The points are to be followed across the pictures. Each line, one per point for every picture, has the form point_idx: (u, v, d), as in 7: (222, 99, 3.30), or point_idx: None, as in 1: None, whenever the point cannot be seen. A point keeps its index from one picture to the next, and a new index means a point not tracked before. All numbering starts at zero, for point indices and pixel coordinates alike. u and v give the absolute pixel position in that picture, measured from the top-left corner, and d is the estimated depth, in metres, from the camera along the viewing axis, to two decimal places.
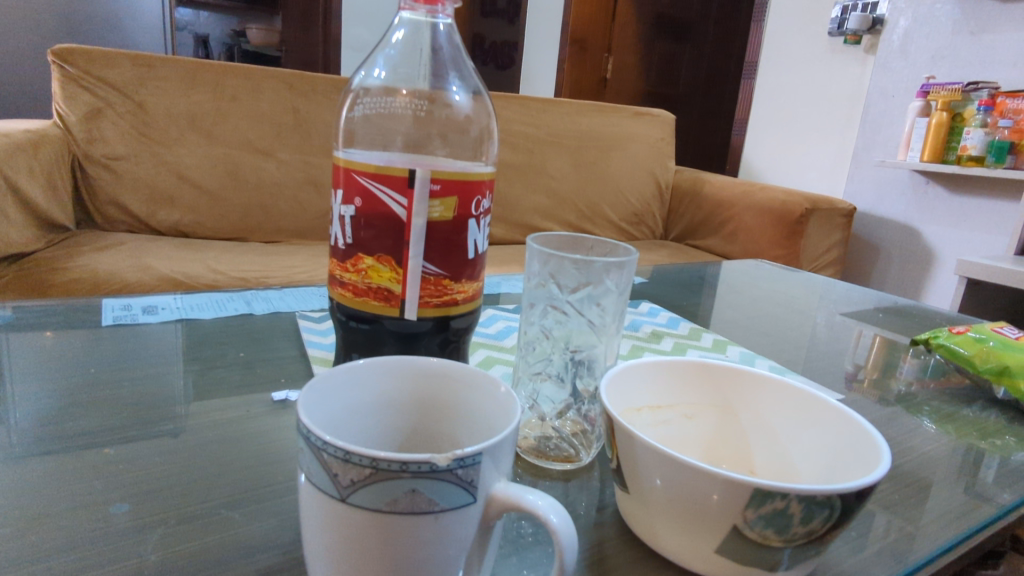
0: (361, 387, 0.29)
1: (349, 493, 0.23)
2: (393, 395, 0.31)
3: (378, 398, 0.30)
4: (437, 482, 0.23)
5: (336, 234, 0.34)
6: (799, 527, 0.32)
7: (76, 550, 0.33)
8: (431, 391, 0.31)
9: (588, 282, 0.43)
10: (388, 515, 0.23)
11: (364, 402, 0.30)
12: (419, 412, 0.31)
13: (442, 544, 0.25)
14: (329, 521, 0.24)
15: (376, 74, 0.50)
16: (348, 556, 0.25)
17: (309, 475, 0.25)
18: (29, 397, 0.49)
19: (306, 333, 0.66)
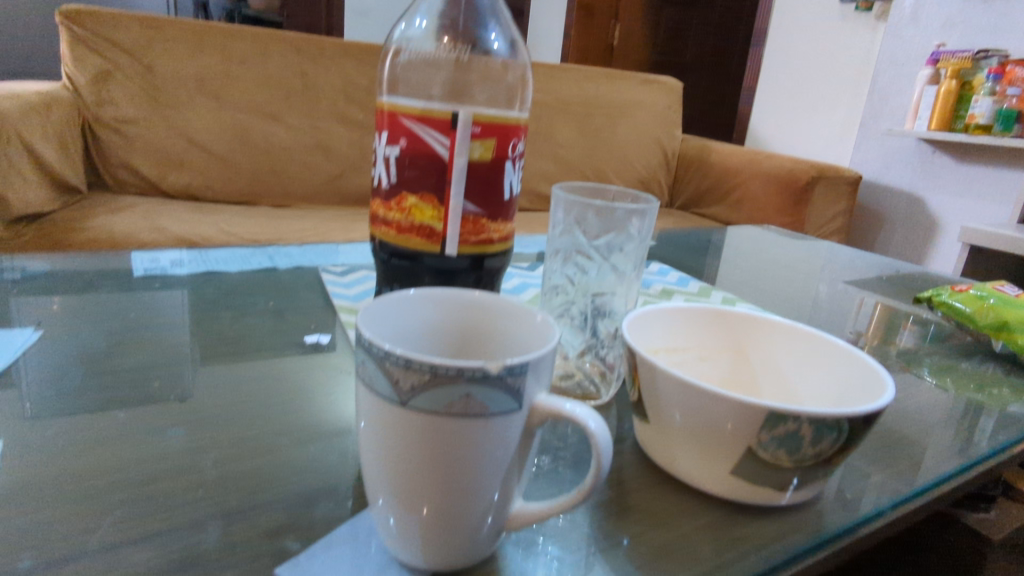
0: (409, 313, 0.32)
1: (409, 397, 0.26)
2: (437, 321, 0.33)
3: (424, 324, 0.33)
4: (489, 388, 0.26)
5: (380, 175, 0.36)
6: (809, 448, 0.34)
7: (144, 467, 0.37)
8: (472, 318, 0.33)
9: (612, 228, 0.46)
10: (444, 417, 0.26)
11: (413, 327, 0.32)
12: (461, 338, 0.33)
13: (491, 445, 0.28)
14: (390, 424, 0.28)
15: (417, 24, 0.52)
16: (406, 454, 0.28)
17: (371, 383, 0.28)
18: (75, 339, 0.52)
19: (331, 285, 0.68)
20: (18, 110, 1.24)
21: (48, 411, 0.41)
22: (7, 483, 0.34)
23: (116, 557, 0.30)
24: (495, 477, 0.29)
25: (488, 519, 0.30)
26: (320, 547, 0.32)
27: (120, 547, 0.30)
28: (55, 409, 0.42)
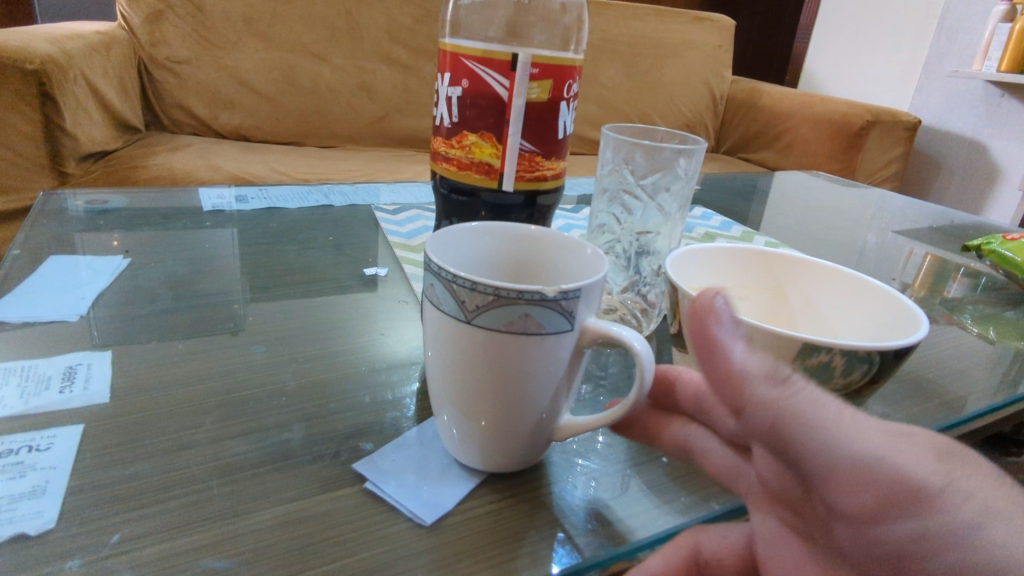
0: (471, 243, 0.35)
1: (474, 316, 0.30)
2: (496, 251, 0.36)
3: (484, 253, 0.36)
4: (545, 310, 0.29)
5: (442, 114, 0.38)
6: (840, 378, 0.37)
7: (229, 378, 0.42)
8: (528, 249, 0.36)
9: (660, 168, 0.47)
10: (505, 334, 0.29)
11: (474, 256, 0.35)
12: (517, 267, 0.36)
13: (546, 361, 0.31)
14: (455, 340, 0.31)
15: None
16: (469, 367, 0.31)
17: (439, 303, 0.31)
18: (157, 267, 0.57)
19: (385, 223, 0.72)
20: (81, 51, 1.29)
21: (145, 329, 0.47)
22: (120, 386, 0.39)
23: (217, 450, 0.35)
24: (547, 390, 0.32)
25: (542, 429, 0.34)
26: (390, 449, 0.36)
27: (220, 441, 0.35)
28: (151, 327, 0.47)
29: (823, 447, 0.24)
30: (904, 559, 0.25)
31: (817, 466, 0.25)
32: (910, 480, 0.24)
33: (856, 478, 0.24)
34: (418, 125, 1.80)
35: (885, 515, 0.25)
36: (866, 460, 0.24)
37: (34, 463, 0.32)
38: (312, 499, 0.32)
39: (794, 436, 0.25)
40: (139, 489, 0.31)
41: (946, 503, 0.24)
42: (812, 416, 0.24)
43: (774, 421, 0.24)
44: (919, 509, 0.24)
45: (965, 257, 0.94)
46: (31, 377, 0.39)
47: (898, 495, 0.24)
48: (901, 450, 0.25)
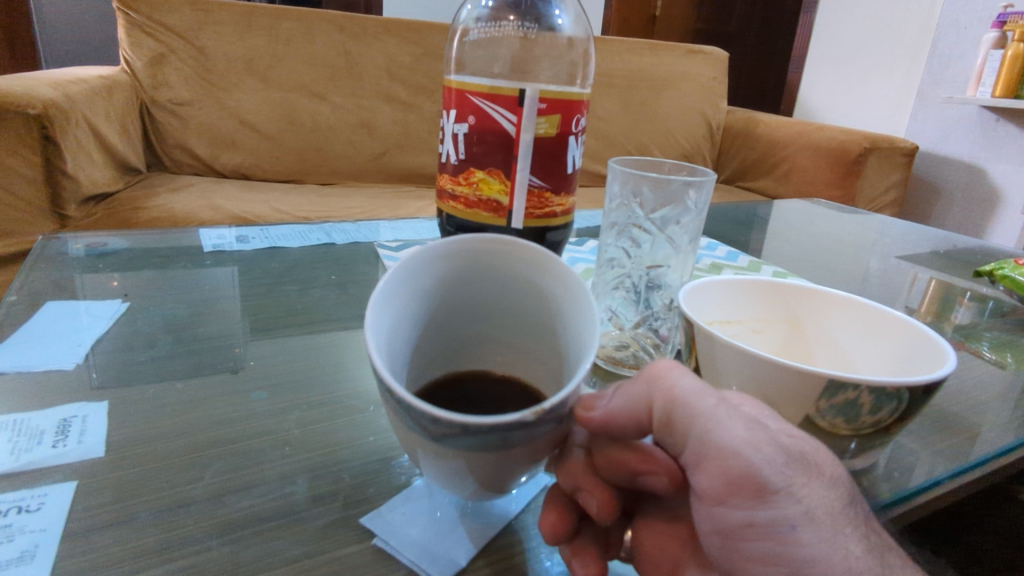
0: (391, 299, 0.29)
1: (439, 439, 0.25)
2: (425, 276, 0.31)
3: (412, 287, 0.31)
4: (527, 430, 0.25)
5: (447, 151, 0.37)
6: (867, 416, 0.35)
7: (231, 427, 0.40)
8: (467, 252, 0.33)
9: (669, 201, 0.46)
10: (478, 455, 0.25)
11: (403, 300, 0.30)
12: (459, 270, 0.33)
13: (526, 461, 0.27)
14: (420, 448, 0.26)
15: (483, 4, 0.54)
16: (439, 468, 0.27)
17: (394, 412, 0.26)
18: (156, 310, 0.56)
19: (388, 260, 0.71)
20: (83, 95, 1.30)
21: (143, 375, 0.45)
22: (116, 438, 0.38)
23: (217, 506, 0.33)
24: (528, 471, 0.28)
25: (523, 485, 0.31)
26: (399, 500, 0.34)
27: (220, 497, 0.33)
28: (148, 373, 0.46)
29: (694, 432, 0.28)
30: (738, 545, 0.27)
31: (686, 444, 0.28)
32: (755, 474, 0.26)
33: (710, 468, 0.27)
34: (418, 161, 1.81)
35: (728, 502, 0.27)
36: (722, 445, 0.27)
37: (22, 526, 0.30)
38: (317, 558, 0.30)
39: (673, 415, 0.28)
40: (134, 551, 0.29)
41: (780, 501, 0.26)
42: (686, 406, 0.28)
43: (662, 415, 0.29)
44: (756, 503, 0.26)
45: (971, 282, 0.93)
46: (24, 430, 0.37)
47: (741, 482, 0.26)
48: (757, 441, 0.27)
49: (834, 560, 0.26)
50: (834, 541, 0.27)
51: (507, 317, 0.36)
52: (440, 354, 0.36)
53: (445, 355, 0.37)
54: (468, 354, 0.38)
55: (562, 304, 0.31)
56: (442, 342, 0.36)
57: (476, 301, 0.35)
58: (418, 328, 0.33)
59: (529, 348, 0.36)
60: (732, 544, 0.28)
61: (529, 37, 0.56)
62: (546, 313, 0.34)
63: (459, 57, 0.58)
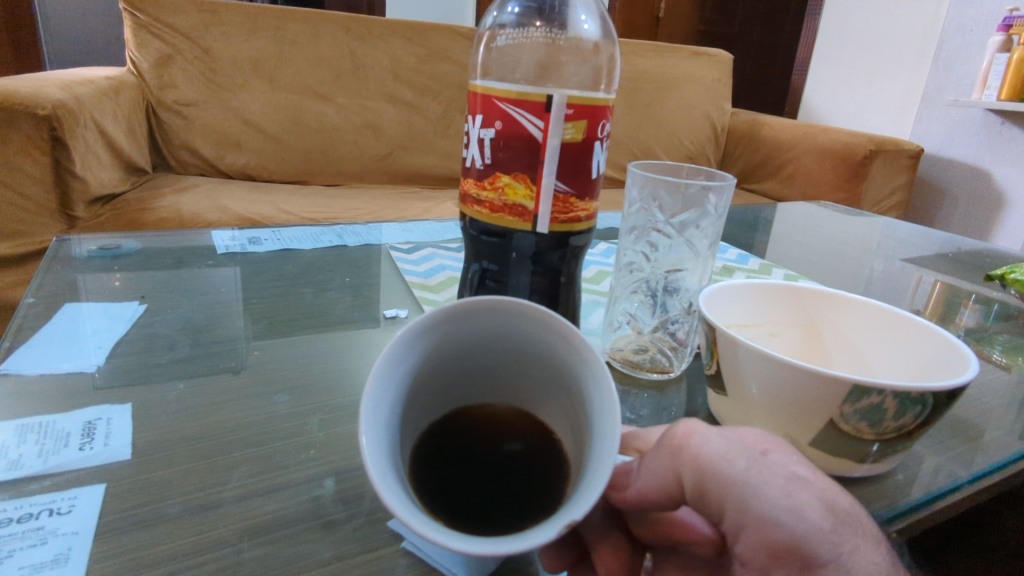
0: (381, 402, 0.25)
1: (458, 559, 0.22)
2: (413, 354, 0.27)
3: (399, 371, 0.27)
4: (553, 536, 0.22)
5: (472, 155, 0.37)
6: (892, 421, 0.35)
7: (255, 429, 0.40)
8: (456, 316, 0.28)
9: (689, 205, 0.46)
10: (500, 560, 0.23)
11: (397, 380, 0.27)
12: (451, 330, 0.29)
13: None
14: None
15: (509, 9, 0.55)
16: None
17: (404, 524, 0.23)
18: (173, 312, 0.56)
19: (401, 262, 0.71)
20: (91, 96, 1.30)
21: (164, 377, 0.45)
22: (142, 440, 0.38)
23: (245, 509, 0.33)
24: None
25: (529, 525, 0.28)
26: None
27: (248, 499, 0.34)
28: (169, 375, 0.46)
29: (729, 501, 0.24)
30: None
31: (723, 516, 0.25)
32: (802, 546, 0.24)
33: (751, 537, 0.24)
34: (423, 162, 1.81)
35: (772, 570, 0.25)
36: (764, 517, 0.24)
37: (55, 528, 0.30)
38: (348, 561, 0.30)
39: (705, 484, 0.25)
40: (166, 555, 0.29)
41: (827, 572, 0.24)
42: (719, 474, 0.24)
43: (692, 483, 0.25)
44: (802, 574, 0.24)
45: (977, 284, 0.93)
46: (51, 432, 0.37)
47: (785, 551, 0.24)
48: (800, 507, 0.24)
49: None
50: None
51: (506, 355, 0.32)
52: (435, 404, 0.32)
53: (441, 402, 0.33)
54: (465, 391, 0.34)
55: (569, 354, 0.28)
56: (437, 392, 0.32)
57: (471, 349, 0.31)
58: (410, 397, 0.30)
59: (533, 381, 0.32)
60: None
61: (555, 42, 0.57)
62: (549, 355, 0.30)
63: (487, 62, 0.59)
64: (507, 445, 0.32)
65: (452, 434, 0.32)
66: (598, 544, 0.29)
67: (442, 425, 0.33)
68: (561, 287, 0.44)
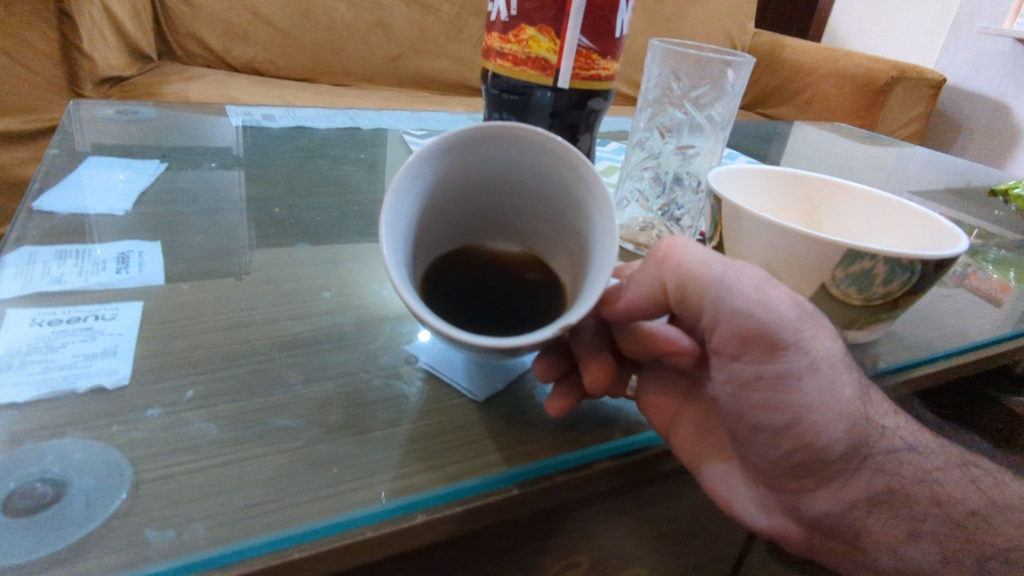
0: (397, 218, 0.27)
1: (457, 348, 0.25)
2: (426, 178, 0.29)
3: (414, 193, 0.29)
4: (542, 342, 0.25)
5: (499, 8, 0.38)
6: (880, 286, 0.37)
7: (278, 271, 0.42)
8: (470, 145, 0.30)
9: (706, 81, 0.47)
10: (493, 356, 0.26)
11: (416, 196, 0.29)
12: (463, 160, 0.30)
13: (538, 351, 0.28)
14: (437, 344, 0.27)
15: None
16: None
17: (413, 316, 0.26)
18: (193, 172, 0.57)
19: (414, 144, 0.71)
20: None
21: (188, 225, 0.47)
22: (173, 271, 0.40)
23: (273, 328, 0.36)
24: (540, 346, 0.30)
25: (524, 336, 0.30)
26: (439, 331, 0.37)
27: (276, 322, 0.36)
28: (193, 224, 0.48)
29: (706, 294, 0.26)
30: (747, 400, 0.26)
31: (701, 314, 0.27)
32: (768, 330, 0.25)
33: (722, 329, 0.26)
34: (434, 65, 1.77)
35: (741, 358, 0.26)
36: (735, 307, 0.25)
37: (102, 329, 0.33)
38: (370, 372, 0.33)
39: (687, 292, 0.27)
40: (204, 357, 0.32)
41: (792, 356, 0.25)
42: (697, 274, 0.26)
43: (674, 287, 0.27)
44: (768, 358, 0.25)
45: (979, 222, 0.94)
46: (87, 259, 0.39)
47: (752, 338, 0.25)
48: (768, 297, 0.25)
49: (831, 409, 0.25)
50: (837, 390, 0.26)
51: (514, 193, 0.34)
52: (444, 236, 0.34)
53: (450, 236, 0.35)
54: (473, 228, 0.36)
55: (576, 187, 0.29)
56: (447, 225, 0.34)
57: (481, 184, 0.33)
58: (422, 225, 0.31)
59: (537, 220, 0.34)
60: (740, 397, 0.27)
61: None
62: (555, 191, 0.31)
63: None
64: (510, 277, 0.34)
65: (458, 266, 0.34)
66: (586, 357, 0.30)
67: (450, 256, 0.35)
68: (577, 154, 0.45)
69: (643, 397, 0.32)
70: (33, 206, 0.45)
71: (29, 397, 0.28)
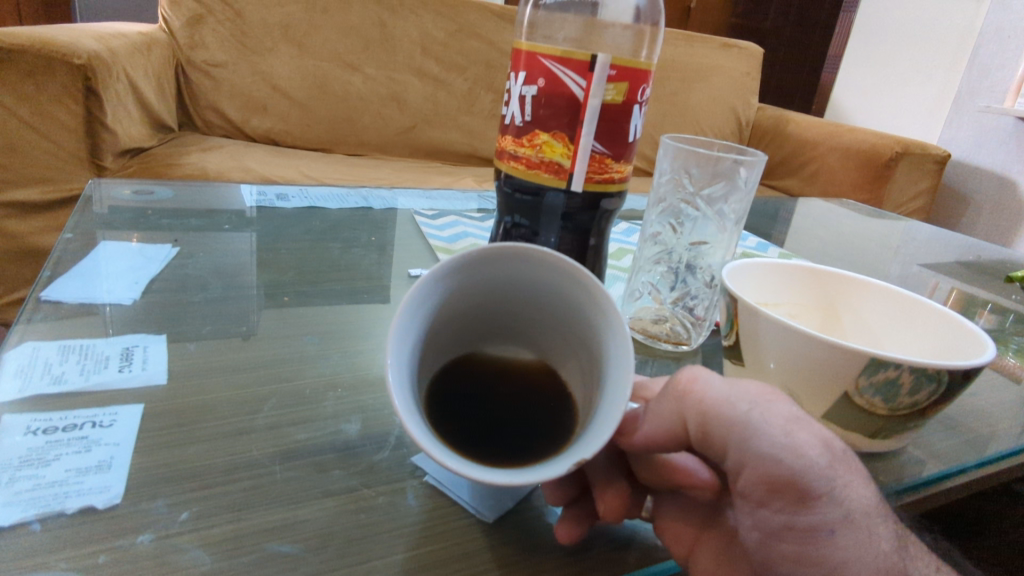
0: (403, 344, 0.26)
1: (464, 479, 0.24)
2: (435, 299, 0.28)
3: (423, 311, 0.28)
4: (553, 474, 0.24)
5: (513, 113, 0.38)
6: (906, 397, 0.36)
7: (285, 366, 0.42)
8: (480, 263, 0.29)
9: (718, 178, 0.47)
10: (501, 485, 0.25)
11: (424, 316, 0.28)
12: (475, 278, 0.30)
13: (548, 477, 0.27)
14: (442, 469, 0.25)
15: None
16: None
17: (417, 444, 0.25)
18: (205, 257, 0.57)
19: (425, 226, 0.71)
20: (125, 50, 1.31)
21: (200, 314, 0.47)
22: (176, 368, 0.39)
23: (276, 435, 0.34)
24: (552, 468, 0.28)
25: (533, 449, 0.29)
26: None
27: (279, 428, 0.35)
28: (204, 313, 0.47)
29: (732, 437, 0.25)
30: (777, 548, 0.26)
31: (725, 455, 0.26)
32: (798, 479, 0.24)
33: (749, 473, 0.25)
34: (446, 137, 1.81)
35: (769, 504, 0.25)
36: (763, 452, 0.24)
37: (99, 438, 0.32)
38: (373, 489, 0.31)
39: (709, 430, 0.26)
40: (203, 469, 0.31)
41: (824, 507, 0.24)
42: (720, 412, 0.25)
43: (696, 424, 0.26)
44: (799, 508, 0.25)
45: (995, 297, 0.92)
46: (90, 355, 0.39)
47: (781, 486, 0.25)
48: (797, 443, 0.25)
49: (865, 564, 0.24)
50: (869, 541, 0.25)
51: (524, 302, 0.33)
52: (454, 343, 0.33)
53: (458, 343, 0.34)
54: (484, 333, 0.35)
55: (590, 308, 0.28)
56: (457, 333, 0.33)
57: (490, 293, 0.32)
58: (430, 341, 0.30)
59: (550, 329, 0.33)
60: (769, 544, 0.26)
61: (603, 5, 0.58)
62: (566, 306, 0.30)
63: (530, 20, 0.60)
64: (520, 388, 0.33)
65: (467, 374, 0.33)
66: (601, 484, 0.30)
67: (456, 362, 0.34)
68: (590, 250, 0.45)
69: (661, 521, 0.31)
70: (41, 296, 0.44)
71: (17, 518, 0.26)
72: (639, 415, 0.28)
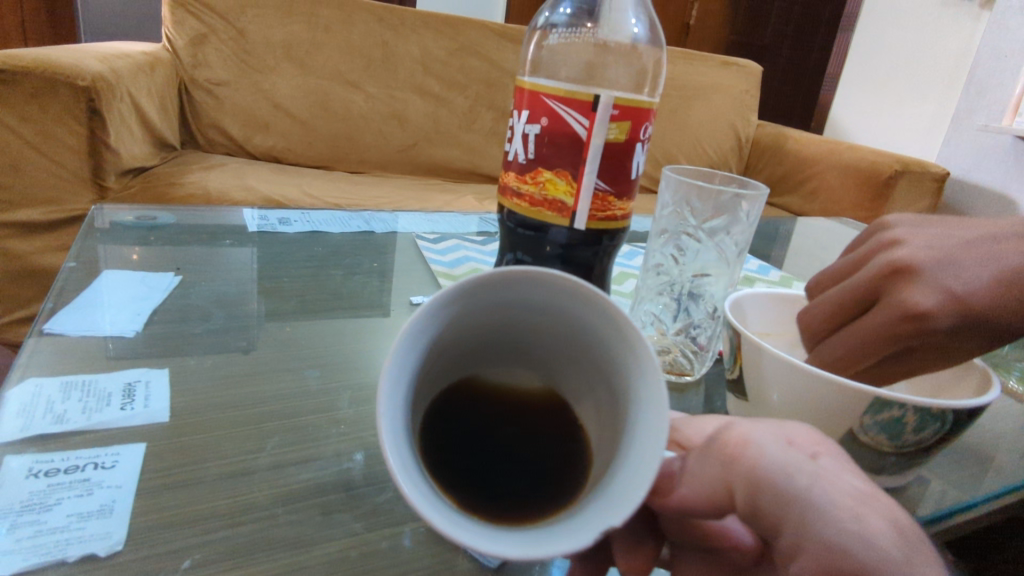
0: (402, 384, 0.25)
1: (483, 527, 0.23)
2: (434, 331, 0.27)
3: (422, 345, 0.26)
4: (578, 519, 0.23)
5: (516, 150, 0.38)
6: (911, 435, 0.36)
7: (286, 401, 0.41)
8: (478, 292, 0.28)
9: (720, 211, 0.47)
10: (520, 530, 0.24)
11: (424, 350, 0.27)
12: (473, 305, 0.28)
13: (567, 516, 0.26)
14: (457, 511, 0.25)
15: (561, 10, 0.57)
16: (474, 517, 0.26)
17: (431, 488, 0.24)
18: (207, 286, 0.57)
19: (426, 250, 0.71)
20: (128, 70, 1.32)
21: (202, 345, 0.47)
22: (178, 405, 0.39)
23: (278, 476, 0.34)
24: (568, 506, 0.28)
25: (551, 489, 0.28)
26: None
27: (281, 467, 0.35)
28: (207, 345, 0.47)
29: (786, 511, 0.23)
30: None
31: (780, 533, 0.23)
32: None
33: (806, 557, 0.22)
34: (447, 154, 1.82)
35: None
36: (822, 531, 0.22)
37: (100, 481, 0.32)
38: (376, 533, 0.31)
39: (759, 501, 0.24)
40: (205, 513, 0.31)
41: None
42: (771, 479, 0.23)
43: (744, 491, 0.24)
44: None
45: None
46: (92, 391, 0.39)
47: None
48: (866, 528, 0.21)
49: None
50: None
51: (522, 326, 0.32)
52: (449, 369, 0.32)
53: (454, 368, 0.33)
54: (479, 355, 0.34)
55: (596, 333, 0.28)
56: (453, 359, 0.32)
57: (500, 317, 0.31)
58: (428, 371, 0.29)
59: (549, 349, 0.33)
60: None
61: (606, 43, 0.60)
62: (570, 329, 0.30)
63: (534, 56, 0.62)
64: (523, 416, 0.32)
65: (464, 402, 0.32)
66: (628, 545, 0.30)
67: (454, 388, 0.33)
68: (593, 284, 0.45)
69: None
70: (44, 329, 0.44)
71: (17, 568, 0.26)
72: (683, 473, 0.26)
